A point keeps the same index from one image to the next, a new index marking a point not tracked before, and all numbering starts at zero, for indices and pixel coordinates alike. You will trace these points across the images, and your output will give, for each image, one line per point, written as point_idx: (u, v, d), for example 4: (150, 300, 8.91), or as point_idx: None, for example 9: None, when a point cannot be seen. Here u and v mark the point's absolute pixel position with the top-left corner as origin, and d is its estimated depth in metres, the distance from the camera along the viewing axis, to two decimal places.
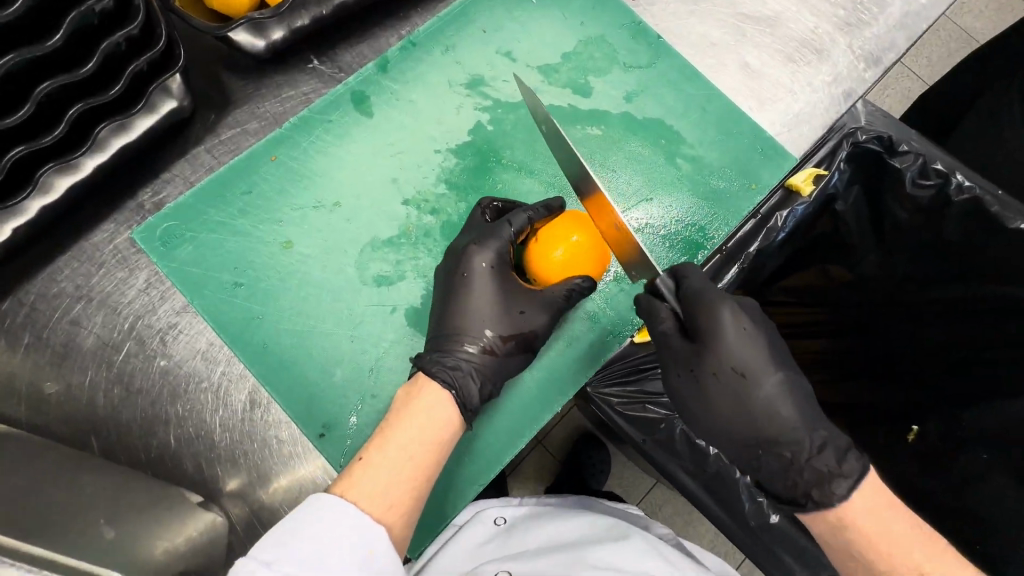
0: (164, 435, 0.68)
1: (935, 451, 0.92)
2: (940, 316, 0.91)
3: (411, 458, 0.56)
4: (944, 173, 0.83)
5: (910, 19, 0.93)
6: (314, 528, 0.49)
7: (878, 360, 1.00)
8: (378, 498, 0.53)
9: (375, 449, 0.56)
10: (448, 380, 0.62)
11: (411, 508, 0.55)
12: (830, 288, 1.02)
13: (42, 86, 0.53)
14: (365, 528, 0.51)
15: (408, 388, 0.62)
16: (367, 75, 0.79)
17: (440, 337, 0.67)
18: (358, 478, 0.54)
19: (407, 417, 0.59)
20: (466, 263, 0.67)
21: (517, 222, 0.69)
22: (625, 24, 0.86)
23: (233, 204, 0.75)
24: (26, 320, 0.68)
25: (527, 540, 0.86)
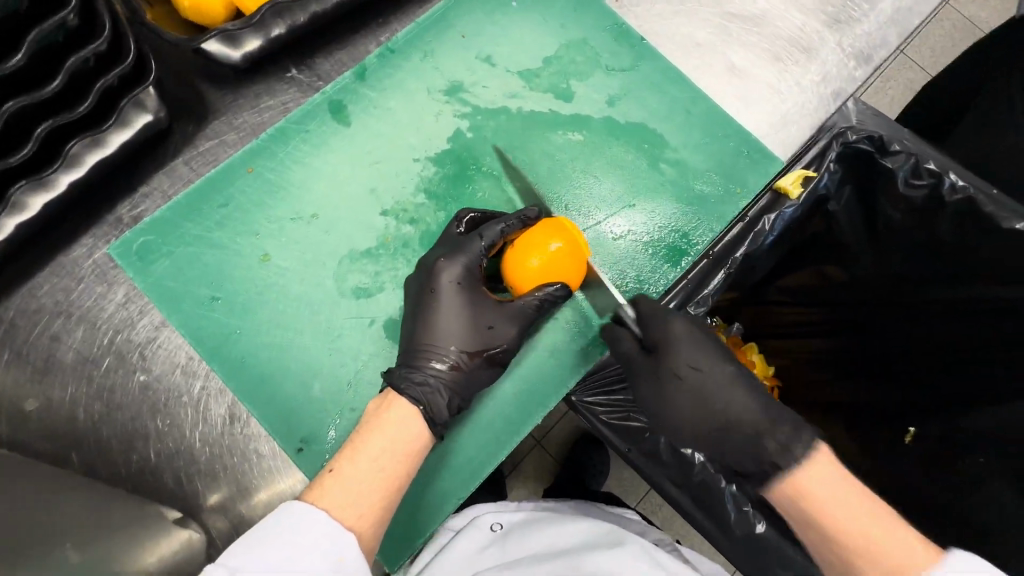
0: (144, 449, 0.68)
1: (930, 451, 0.90)
2: (938, 316, 0.89)
3: (381, 471, 0.56)
4: (937, 172, 0.82)
5: (902, 15, 0.91)
6: (284, 537, 0.50)
7: (875, 360, 0.98)
8: (348, 509, 0.53)
9: (346, 460, 0.56)
10: (416, 396, 0.63)
11: (380, 518, 0.55)
12: (823, 288, 1.00)
13: (6, 105, 0.53)
14: (335, 536, 0.51)
15: (379, 401, 0.63)
16: (345, 83, 0.78)
17: (411, 351, 0.68)
18: (328, 489, 0.54)
19: (377, 429, 0.59)
20: (435, 280, 0.68)
21: (490, 235, 0.69)
22: (608, 27, 0.85)
23: (210, 217, 0.75)
24: (6, 336, 0.68)
25: (525, 548, 0.83)
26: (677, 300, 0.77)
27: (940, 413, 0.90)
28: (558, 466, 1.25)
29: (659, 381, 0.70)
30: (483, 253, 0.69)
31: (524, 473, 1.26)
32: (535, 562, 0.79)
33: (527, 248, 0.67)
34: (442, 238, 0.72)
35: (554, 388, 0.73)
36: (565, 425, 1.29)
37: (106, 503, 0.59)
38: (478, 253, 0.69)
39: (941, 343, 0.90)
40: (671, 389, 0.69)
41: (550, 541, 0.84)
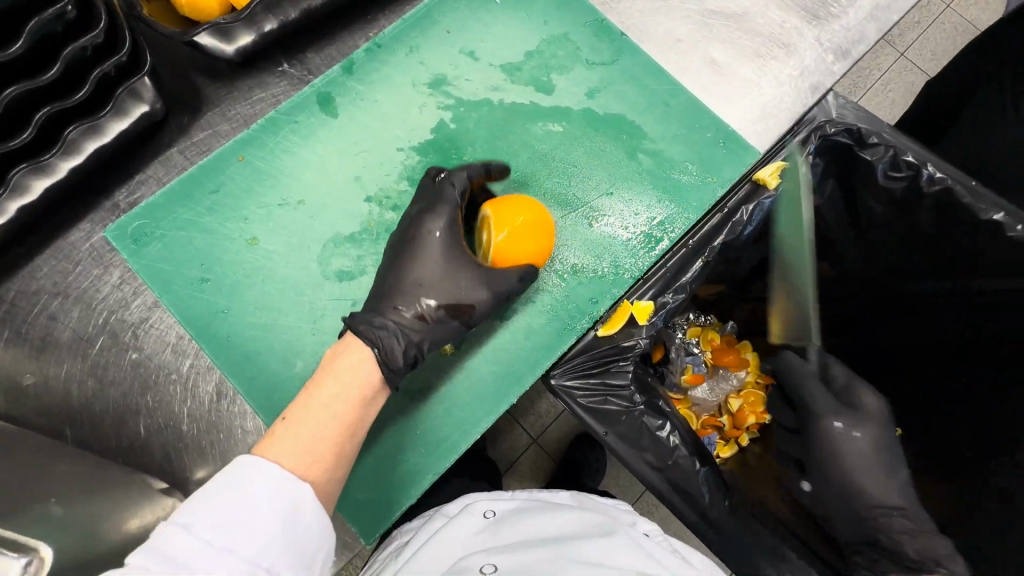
0: (135, 424, 0.70)
1: (921, 448, 0.91)
2: (922, 311, 0.91)
3: (331, 419, 0.59)
4: (915, 164, 0.82)
5: (882, 12, 0.93)
6: (232, 492, 0.51)
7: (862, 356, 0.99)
8: (300, 456, 0.56)
9: (297, 409, 0.59)
10: (372, 338, 0.65)
11: (334, 466, 0.58)
12: (812, 283, 1.01)
13: (7, 91, 0.57)
14: (287, 485, 0.53)
15: (333, 349, 0.66)
16: (333, 77, 0.82)
17: (374, 302, 0.71)
18: (279, 437, 0.57)
19: (327, 380, 0.62)
20: (419, 225, 0.72)
21: (460, 182, 0.74)
22: (589, 23, 0.87)
23: (201, 203, 0.78)
24: (6, 315, 0.72)
25: (517, 535, 0.78)
26: (654, 288, 0.78)
27: (930, 406, 0.91)
28: (555, 464, 1.26)
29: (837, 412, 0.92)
30: (459, 201, 0.73)
31: (519, 473, 1.27)
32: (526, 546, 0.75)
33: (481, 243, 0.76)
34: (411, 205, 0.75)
35: (530, 367, 0.76)
36: (561, 422, 1.30)
37: (94, 472, 0.62)
38: (454, 201, 0.73)
39: (925, 338, 0.91)
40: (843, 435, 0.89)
41: (542, 529, 0.79)
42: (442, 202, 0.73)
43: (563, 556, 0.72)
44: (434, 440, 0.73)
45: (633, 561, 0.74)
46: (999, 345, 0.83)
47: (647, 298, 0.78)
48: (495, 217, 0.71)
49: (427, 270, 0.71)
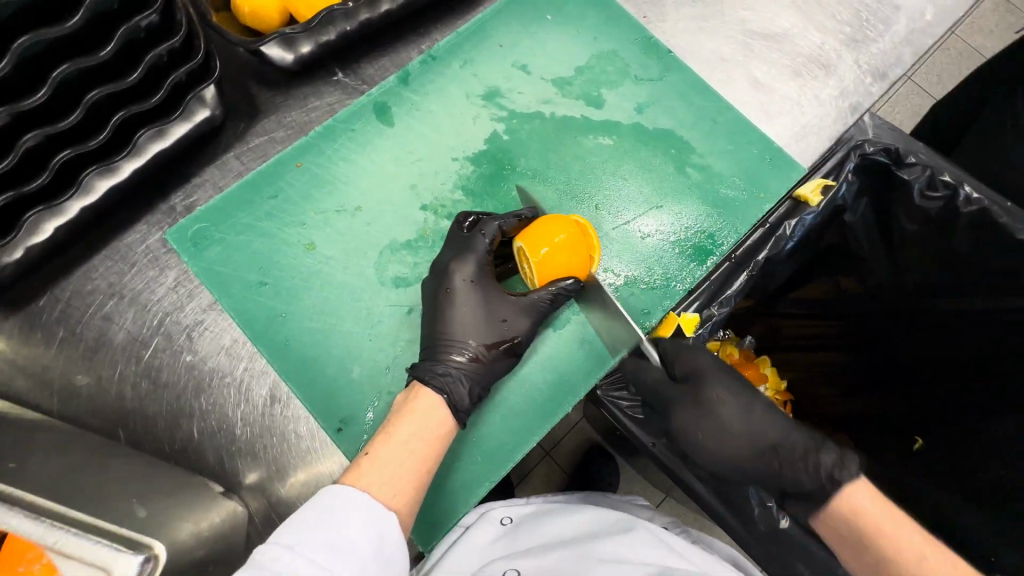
0: (188, 427, 0.70)
1: (936, 456, 0.92)
2: (943, 325, 0.90)
3: (413, 455, 0.60)
4: (952, 184, 0.83)
5: (915, 36, 0.95)
6: (327, 517, 0.54)
7: (879, 368, 1.00)
8: (386, 488, 0.57)
9: (379, 444, 0.60)
10: (439, 386, 0.65)
11: (415, 497, 0.59)
12: (843, 298, 0.99)
13: (91, 94, 0.58)
14: (376, 514, 0.55)
15: (407, 392, 0.66)
16: (389, 87, 0.83)
17: (428, 349, 0.71)
18: (363, 471, 0.58)
19: (407, 416, 0.63)
20: (449, 280, 0.71)
21: (491, 231, 0.72)
22: (637, 41, 0.89)
23: (259, 208, 0.79)
24: (61, 316, 0.72)
25: (537, 539, 0.78)
26: (700, 300, 0.82)
27: (948, 419, 0.92)
28: (572, 475, 1.26)
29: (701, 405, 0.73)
30: (488, 249, 0.72)
31: (535, 484, 1.26)
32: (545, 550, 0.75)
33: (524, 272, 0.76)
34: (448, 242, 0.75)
35: (586, 376, 0.76)
36: (577, 433, 1.30)
37: (154, 475, 0.62)
38: (486, 253, 0.72)
39: (944, 352, 0.91)
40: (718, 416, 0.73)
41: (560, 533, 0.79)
42: (468, 257, 0.72)
43: (588, 556, 0.71)
44: (493, 445, 0.73)
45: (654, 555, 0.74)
46: (1018, 360, 0.83)
47: (693, 310, 0.82)
48: (529, 243, 0.71)
49: (467, 312, 0.71)
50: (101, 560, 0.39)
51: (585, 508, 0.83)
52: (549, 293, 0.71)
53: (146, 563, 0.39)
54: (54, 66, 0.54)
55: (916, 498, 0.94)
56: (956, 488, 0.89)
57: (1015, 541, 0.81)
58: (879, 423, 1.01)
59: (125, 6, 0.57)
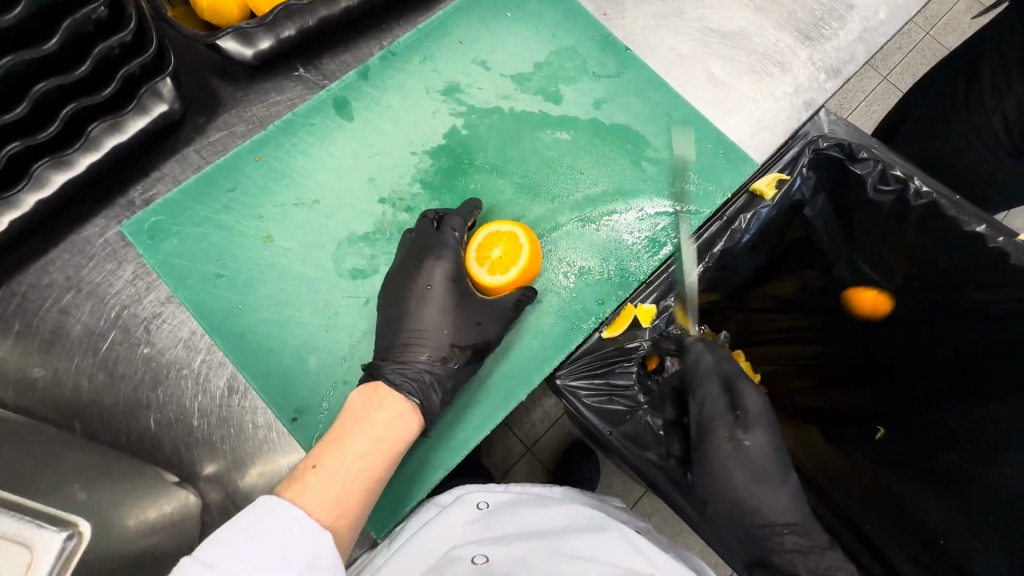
0: (145, 419, 0.71)
1: (908, 453, 0.90)
2: (929, 321, 0.90)
3: (367, 468, 0.60)
4: (902, 178, 0.84)
5: (869, 34, 0.98)
6: (258, 533, 0.51)
7: (849, 365, 0.99)
8: (332, 505, 0.57)
9: (332, 455, 0.60)
10: (413, 390, 0.68)
11: (357, 513, 0.59)
12: (807, 295, 1.01)
13: (38, 86, 0.58)
14: (313, 533, 0.53)
15: (369, 395, 0.67)
16: (349, 82, 0.84)
17: (395, 346, 0.72)
18: (311, 482, 0.57)
19: (364, 429, 0.63)
20: (427, 276, 0.75)
21: (459, 229, 0.76)
22: (595, 37, 0.91)
23: (217, 201, 0.80)
24: (17, 309, 0.72)
25: (511, 527, 0.75)
26: (657, 292, 0.80)
27: (924, 414, 0.90)
28: (552, 470, 1.27)
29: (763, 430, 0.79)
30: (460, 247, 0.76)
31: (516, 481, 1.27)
32: (517, 540, 0.72)
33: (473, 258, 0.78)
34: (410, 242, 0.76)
35: (540, 365, 0.79)
36: (558, 429, 1.31)
37: (104, 466, 0.62)
38: (459, 250, 0.76)
39: (923, 352, 0.90)
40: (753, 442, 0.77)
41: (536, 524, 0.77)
42: (445, 253, 0.75)
43: (557, 550, 0.70)
44: (449, 433, 0.76)
45: (628, 560, 0.72)
46: (996, 359, 0.83)
47: (651, 301, 0.80)
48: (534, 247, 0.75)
49: (439, 314, 0.75)
50: (25, 538, 0.37)
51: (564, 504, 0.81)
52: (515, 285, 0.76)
53: (69, 540, 0.38)
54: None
55: (886, 490, 0.91)
56: (942, 491, 0.86)
57: (979, 528, 0.81)
58: (855, 418, 0.98)
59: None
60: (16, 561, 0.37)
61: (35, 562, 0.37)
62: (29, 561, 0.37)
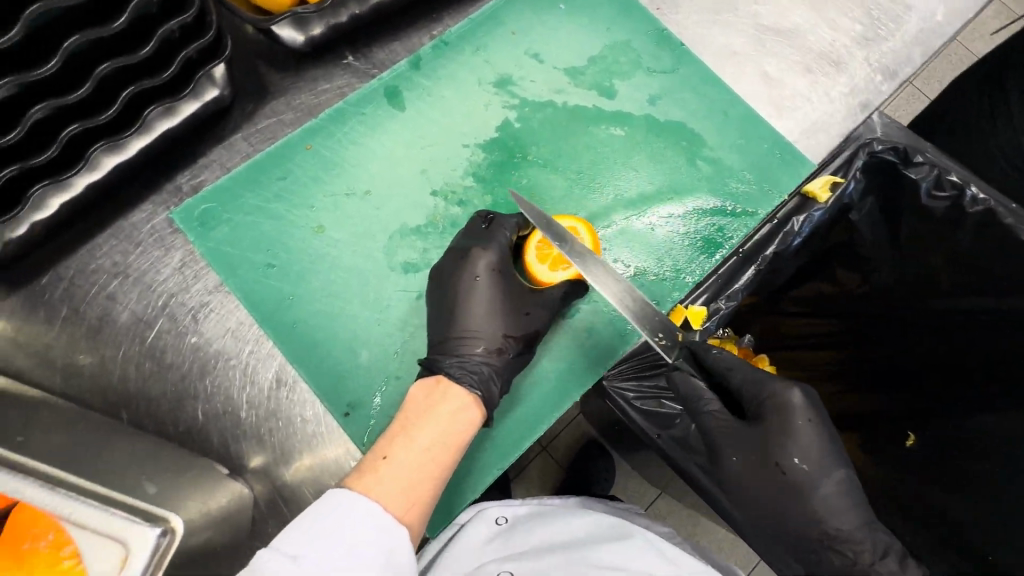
0: (193, 409, 0.69)
1: (927, 461, 0.89)
2: (962, 327, 0.85)
3: (434, 461, 0.59)
4: (959, 184, 0.80)
5: (926, 35, 0.96)
6: (332, 526, 0.53)
7: (880, 371, 0.95)
8: (404, 498, 0.57)
9: (400, 446, 0.59)
10: (472, 382, 0.67)
11: (428, 505, 0.59)
12: (840, 297, 0.97)
13: (101, 68, 0.56)
14: (388, 528, 0.54)
15: (432, 385, 0.66)
16: (401, 71, 0.82)
17: (449, 340, 0.70)
18: (380, 476, 0.57)
19: (430, 419, 0.62)
20: (476, 267, 0.71)
21: (511, 224, 0.74)
22: (649, 32, 0.89)
23: (268, 189, 0.78)
24: (64, 294, 0.71)
25: (533, 540, 0.76)
26: (708, 293, 0.79)
27: (946, 422, 0.88)
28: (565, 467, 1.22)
29: (807, 425, 0.70)
30: (509, 241, 0.73)
31: (530, 477, 1.23)
32: (540, 554, 0.73)
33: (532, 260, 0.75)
34: (464, 233, 0.74)
35: (593, 367, 0.77)
36: (574, 428, 1.25)
37: (156, 457, 0.61)
38: (506, 244, 0.74)
39: (952, 358, 0.87)
40: (795, 446, 0.69)
41: (557, 535, 0.77)
42: (492, 245, 0.72)
43: (578, 562, 0.70)
44: (500, 431, 0.74)
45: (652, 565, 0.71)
46: None
47: (701, 303, 0.79)
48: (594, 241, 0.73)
49: (488, 307, 0.72)
50: (122, 538, 0.45)
51: (581, 511, 0.81)
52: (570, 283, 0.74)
53: (163, 536, 0.45)
54: (66, 37, 0.53)
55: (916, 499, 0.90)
56: (948, 489, 0.86)
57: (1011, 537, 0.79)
58: (872, 420, 0.96)
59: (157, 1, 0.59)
60: (115, 557, 0.44)
61: (132, 557, 0.44)
62: (123, 558, 0.44)
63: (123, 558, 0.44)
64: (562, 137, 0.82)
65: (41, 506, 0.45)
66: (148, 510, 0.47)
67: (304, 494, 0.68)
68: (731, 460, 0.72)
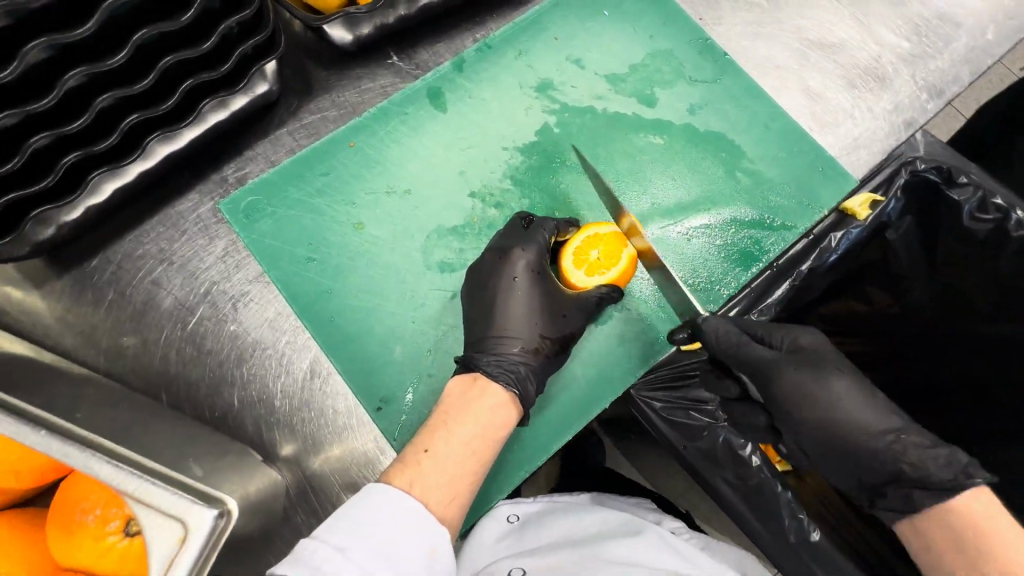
0: (229, 395, 0.71)
1: None
2: (1002, 351, 0.81)
3: (473, 456, 0.60)
4: (1004, 208, 0.76)
5: (975, 54, 0.94)
6: (377, 520, 0.52)
7: (919, 394, 0.91)
8: (443, 492, 0.57)
9: (441, 439, 0.60)
10: (509, 381, 0.67)
11: (465, 501, 0.59)
12: (873, 317, 0.92)
13: (166, 60, 0.58)
14: (428, 523, 0.54)
15: (470, 381, 0.67)
16: (444, 73, 0.84)
17: (487, 339, 0.71)
18: (421, 470, 0.58)
19: (468, 415, 0.63)
20: (513, 268, 0.72)
21: (550, 227, 0.74)
22: (693, 41, 0.89)
23: (311, 184, 0.80)
24: (112, 277, 0.73)
25: (544, 539, 0.73)
26: (741, 305, 0.78)
27: (970, 449, 0.85)
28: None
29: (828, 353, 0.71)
30: (548, 242, 0.74)
31: None
32: (554, 550, 0.70)
33: (569, 266, 0.76)
34: (502, 235, 0.75)
35: (624, 374, 0.77)
36: None
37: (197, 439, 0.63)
38: (545, 245, 0.74)
39: (982, 381, 0.83)
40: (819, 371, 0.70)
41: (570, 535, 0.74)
42: (531, 246, 0.73)
43: (595, 556, 0.67)
44: (527, 435, 0.75)
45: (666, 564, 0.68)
46: None
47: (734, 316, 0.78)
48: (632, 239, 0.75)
49: (525, 308, 0.73)
50: (183, 517, 0.46)
51: (595, 508, 0.77)
52: (607, 289, 0.74)
53: (220, 518, 0.47)
54: (134, 30, 0.55)
55: None
56: None
57: None
58: None
59: (227, 4, 0.61)
60: (175, 535, 0.45)
61: (190, 537, 0.45)
62: (182, 536, 0.45)
63: (180, 539, 0.45)
64: (602, 143, 0.83)
65: (108, 480, 0.46)
66: (202, 493, 0.48)
67: (332, 483, 0.70)
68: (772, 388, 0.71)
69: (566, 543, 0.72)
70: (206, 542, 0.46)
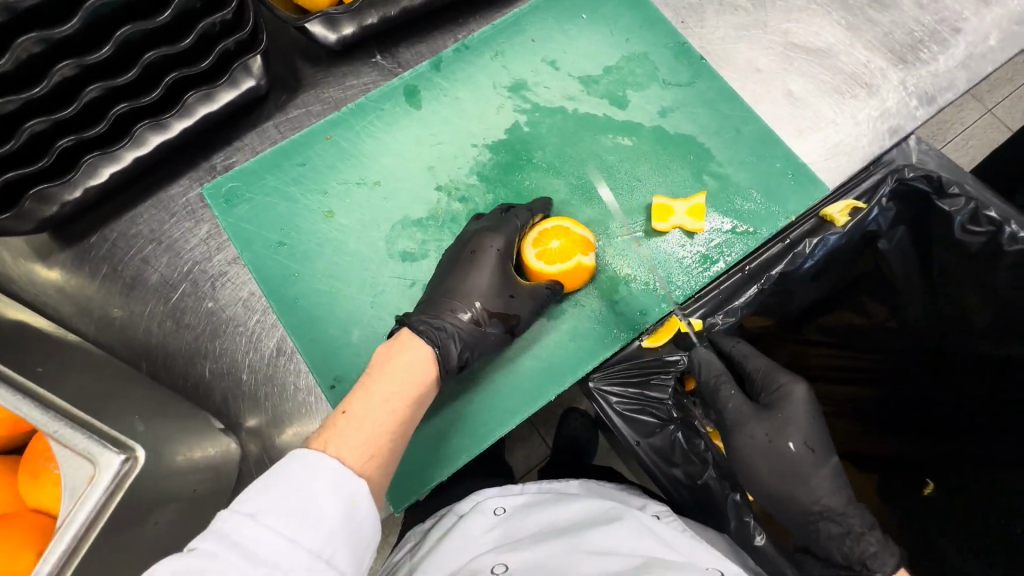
0: (202, 367, 0.77)
1: (957, 510, 0.82)
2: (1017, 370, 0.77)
3: (391, 412, 0.62)
4: (997, 221, 0.73)
5: (974, 61, 0.90)
6: (294, 481, 0.53)
7: (915, 411, 0.89)
8: (362, 450, 0.58)
9: (358, 401, 0.61)
10: (432, 339, 0.69)
11: (387, 458, 0.60)
12: (871, 329, 0.90)
13: (148, 55, 0.64)
14: (346, 477, 0.55)
15: (389, 345, 0.68)
16: (422, 72, 0.87)
17: (435, 301, 0.74)
18: (339, 432, 0.59)
19: (385, 374, 0.65)
20: (480, 245, 0.75)
21: (524, 216, 0.78)
22: (670, 44, 0.89)
23: (288, 173, 0.85)
24: (107, 254, 0.80)
25: (529, 528, 0.72)
26: (705, 307, 0.77)
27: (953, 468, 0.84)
28: (534, 446, 1.11)
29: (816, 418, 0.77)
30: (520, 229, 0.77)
31: None
32: (537, 541, 0.69)
33: (530, 238, 0.79)
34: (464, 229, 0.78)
35: (571, 368, 0.78)
36: None
37: (166, 403, 0.68)
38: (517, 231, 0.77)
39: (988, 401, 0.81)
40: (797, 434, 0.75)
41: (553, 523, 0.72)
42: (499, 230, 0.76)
43: (575, 549, 0.65)
44: (476, 423, 0.77)
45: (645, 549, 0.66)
46: None
47: (698, 316, 0.77)
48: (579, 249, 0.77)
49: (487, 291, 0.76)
50: (92, 456, 0.51)
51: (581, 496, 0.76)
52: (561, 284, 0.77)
53: (125, 463, 0.52)
54: (118, 27, 0.61)
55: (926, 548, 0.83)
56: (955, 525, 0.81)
57: None
58: (894, 465, 0.90)
59: (207, 5, 0.66)
60: (85, 471, 0.51)
61: (98, 476, 0.51)
62: (91, 474, 0.51)
63: (89, 476, 0.51)
64: (571, 143, 0.84)
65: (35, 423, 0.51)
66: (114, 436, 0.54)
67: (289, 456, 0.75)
68: (749, 442, 0.75)
69: (548, 532, 0.70)
70: (111, 482, 0.52)
